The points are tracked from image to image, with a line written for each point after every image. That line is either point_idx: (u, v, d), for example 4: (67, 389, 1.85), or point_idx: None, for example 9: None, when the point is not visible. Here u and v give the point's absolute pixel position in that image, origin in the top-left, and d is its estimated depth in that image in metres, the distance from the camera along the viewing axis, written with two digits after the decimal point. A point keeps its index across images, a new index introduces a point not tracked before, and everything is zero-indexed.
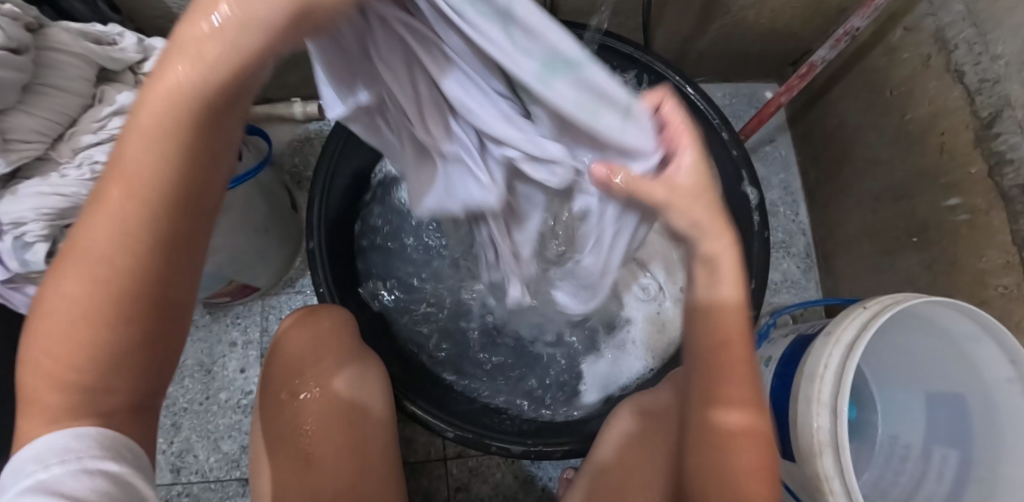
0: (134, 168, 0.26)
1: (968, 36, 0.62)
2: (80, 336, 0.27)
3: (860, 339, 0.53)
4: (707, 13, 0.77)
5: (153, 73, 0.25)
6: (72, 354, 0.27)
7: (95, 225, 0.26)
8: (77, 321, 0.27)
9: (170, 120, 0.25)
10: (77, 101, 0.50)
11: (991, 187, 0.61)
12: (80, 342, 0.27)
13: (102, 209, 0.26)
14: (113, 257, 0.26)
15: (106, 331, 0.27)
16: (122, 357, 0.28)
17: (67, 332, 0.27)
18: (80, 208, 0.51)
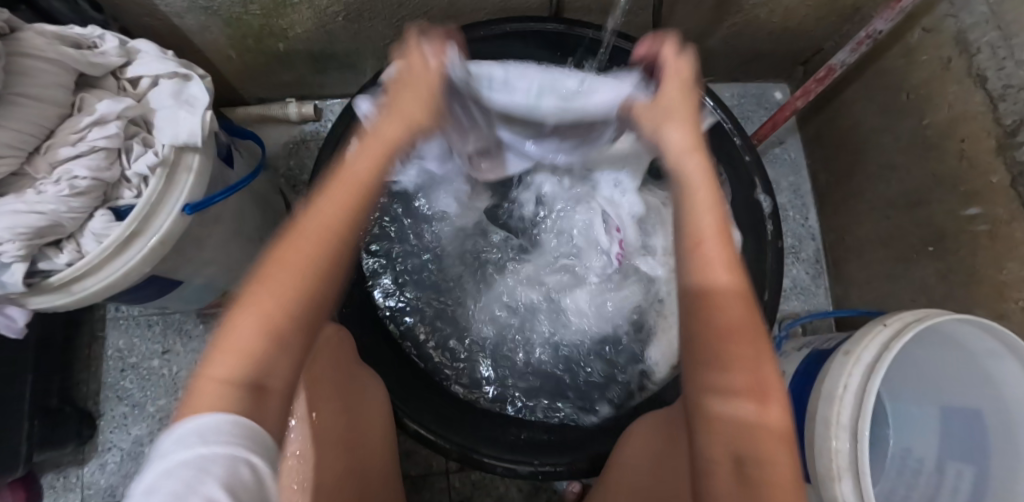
0: (326, 218, 0.33)
1: (991, 40, 0.60)
2: (276, 322, 0.31)
3: (882, 360, 0.51)
4: (718, 12, 0.74)
5: (360, 153, 0.36)
6: (260, 348, 0.31)
7: (303, 238, 0.33)
8: (273, 315, 0.31)
9: (358, 183, 0.35)
10: (53, 110, 0.47)
11: (1012, 197, 0.59)
12: (269, 329, 0.31)
13: (302, 228, 0.33)
14: (312, 261, 0.32)
15: (284, 329, 0.31)
16: (288, 358, 0.32)
17: (264, 317, 0.31)
18: (59, 226, 0.47)
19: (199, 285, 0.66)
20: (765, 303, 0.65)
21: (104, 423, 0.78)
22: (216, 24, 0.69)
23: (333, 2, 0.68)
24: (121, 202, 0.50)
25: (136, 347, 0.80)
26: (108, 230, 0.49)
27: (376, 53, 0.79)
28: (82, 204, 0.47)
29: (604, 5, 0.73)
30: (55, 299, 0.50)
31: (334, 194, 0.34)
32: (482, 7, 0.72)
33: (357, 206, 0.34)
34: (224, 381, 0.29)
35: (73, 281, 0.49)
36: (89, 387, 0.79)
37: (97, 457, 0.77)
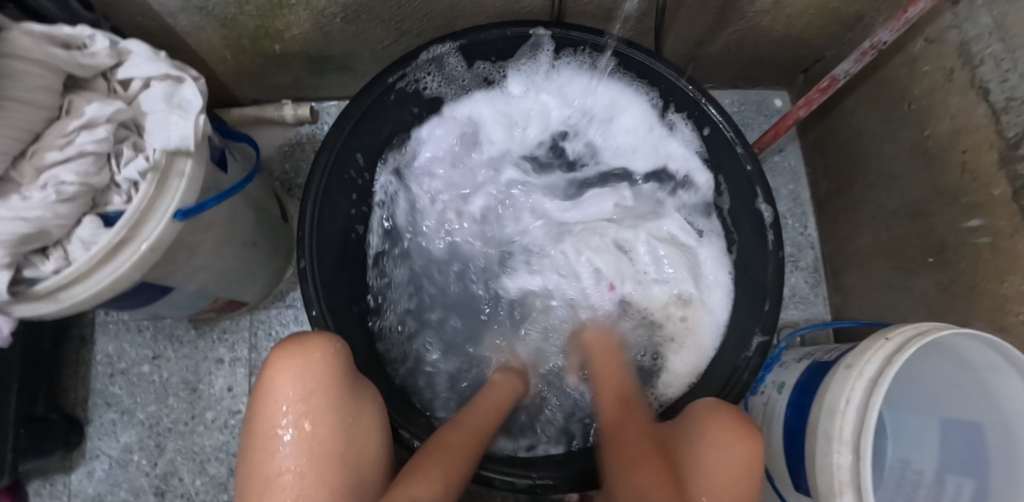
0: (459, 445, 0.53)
1: (995, 51, 0.59)
2: (446, 476, 0.48)
3: (884, 374, 0.50)
4: (721, 19, 0.74)
5: (486, 410, 0.61)
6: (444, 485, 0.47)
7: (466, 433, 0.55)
8: (450, 463, 0.50)
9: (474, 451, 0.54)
10: (40, 114, 0.46)
11: (1014, 211, 0.58)
12: (451, 476, 0.49)
13: (468, 427, 0.57)
14: (468, 456, 0.52)
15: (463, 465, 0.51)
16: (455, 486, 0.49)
17: (448, 465, 0.50)
18: (45, 232, 0.46)
19: (191, 291, 0.64)
20: (765, 313, 0.64)
21: (92, 429, 0.77)
22: (210, 25, 0.68)
23: (331, 4, 0.66)
24: (110, 208, 0.49)
25: (125, 352, 0.78)
26: (96, 237, 0.48)
27: (374, 55, 0.78)
28: (69, 210, 0.46)
29: (606, 11, 0.73)
30: (40, 307, 0.48)
31: (475, 413, 0.59)
32: (482, 10, 0.71)
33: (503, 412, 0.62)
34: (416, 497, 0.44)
35: (60, 289, 0.48)
36: (77, 393, 0.77)
37: (84, 464, 0.76)
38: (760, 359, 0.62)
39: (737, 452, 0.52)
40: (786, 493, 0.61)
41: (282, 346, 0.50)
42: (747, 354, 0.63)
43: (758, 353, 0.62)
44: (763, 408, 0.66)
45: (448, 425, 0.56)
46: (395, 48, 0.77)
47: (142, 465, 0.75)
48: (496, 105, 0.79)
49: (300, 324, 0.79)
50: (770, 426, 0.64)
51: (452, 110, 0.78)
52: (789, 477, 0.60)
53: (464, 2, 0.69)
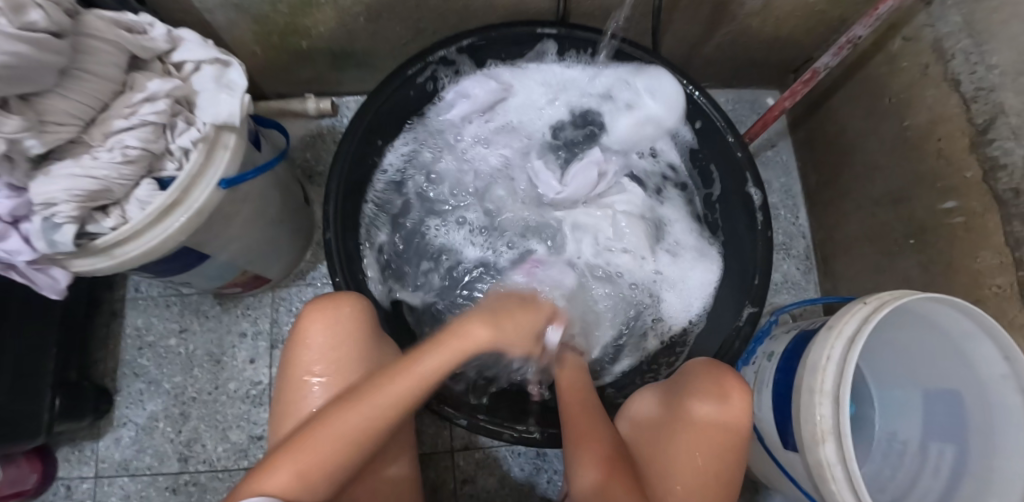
0: (389, 393, 0.46)
1: (965, 47, 0.65)
2: (311, 472, 0.41)
3: (861, 330, 0.55)
4: (714, 20, 0.80)
5: (435, 353, 0.49)
6: (308, 483, 0.41)
7: (382, 394, 0.46)
8: (337, 446, 0.43)
9: (425, 379, 0.48)
10: (109, 87, 0.51)
11: (985, 191, 0.63)
12: (336, 462, 0.43)
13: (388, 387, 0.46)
14: (371, 430, 0.45)
15: (348, 447, 0.43)
16: (337, 474, 0.43)
17: (331, 449, 0.43)
18: (109, 190, 0.51)
19: (223, 262, 0.70)
20: (755, 287, 0.69)
21: (121, 398, 0.81)
22: (245, 20, 0.74)
23: (357, 2, 0.73)
24: (165, 173, 0.55)
25: (153, 326, 0.83)
26: (152, 198, 0.53)
27: (393, 52, 0.84)
28: (131, 172, 0.52)
29: (608, 12, 0.79)
30: (98, 262, 0.54)
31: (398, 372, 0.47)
32: (494, 11, 0.78)
33: (445, 364, 0.49)
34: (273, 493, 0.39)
35: (116, 245, 0.53)
36: (107, 364, 0.82)
37: (112, 431, 0.80)
38: (751, 328, 0.67)
39: (732, 408, 0.56)
40: (776, 454, 0.65)
41: (310, 303, 0.55)
42: (739, 323, 0.68)
43: (749, 322, 0.67)
44: (754, 377, 0.71)
45: (371, 378, 0.48)
46: (412, 45, 0.84)
47: (167, 432, 0.80)
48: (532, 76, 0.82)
49: None
50: (760, 393, 0.68)
51: (496, 73, 0.80)
52: (778, 437, 0.63)
53: (478, 3, 0.76)
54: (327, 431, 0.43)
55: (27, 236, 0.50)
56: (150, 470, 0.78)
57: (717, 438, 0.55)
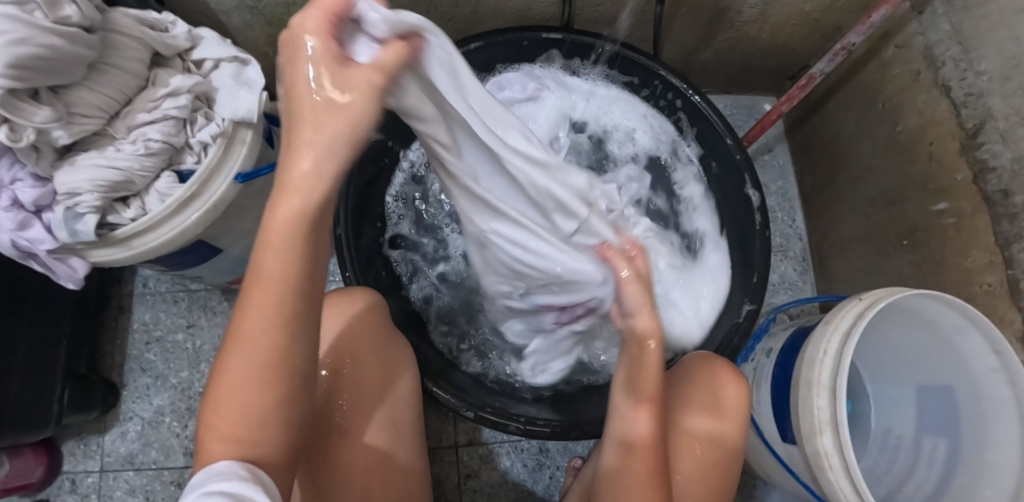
0: (266, 271, 0.34)
1: (954, 54, 0.68)
2: (245, 429, 0.36)
3: (857, 325, 0.57)
4: (713, 26, 0.82)
5: (279, 198, 0.33)
6: (244, 440, 0.36)
7: (246, 319, 0.35)
8: (251, 384, 0.36)
9: (296, 219, 0.33)
10: (133, 82, 0.54)
11: (975, 192, 0.66)
12: (254, 411, 0.36)
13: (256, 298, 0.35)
14: (270, 349, 0.35)
15: (267, 366, 0.36)
16: (271, 413, 0.37)
17: (243, 406, 0.36)
18: (130, 182, 0.53)
19: (234, 256, 0.71)
20: (754, 284, 0.71)
21: (127, 393, 0.82)
22: (259, 22, 0.76)
23: None
24: (184, 167, 0.57)
25: (161, 321, 0.84)
26: (171, 190, 0.55)
27: None
28: (153, 164, 0.54)
29: (611, 18, 0.81)
30: (115, 252, 0.55)
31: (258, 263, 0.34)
32: (501, 16, 0.80)
33: (307, 207, 0.33)
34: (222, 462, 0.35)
35: (134, 236, 0.55)
36: (114, 359, 0.83)
37: (118, 425, 0.81)
38: (750, 324, 0.69)
39: (734, 399, 0.58)
40: (774, 446, 0.66)
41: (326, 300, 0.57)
42: (739, 319, 0.70)
43: (748, 318, 0.69)
44: (752, 373, 0.72)
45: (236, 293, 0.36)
46: None
47: (173, 426, 0.80)
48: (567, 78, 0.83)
49: None
50: (758, 389, 0.70)
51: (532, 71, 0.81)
52: (776, 430, 0.65)
53: (486, 7, 0.78)
54: (225, 385, 0.36)
55: (49, 225, 0.52)
56: (155, 464, 0.79)
57: (720, 428, 0.57)
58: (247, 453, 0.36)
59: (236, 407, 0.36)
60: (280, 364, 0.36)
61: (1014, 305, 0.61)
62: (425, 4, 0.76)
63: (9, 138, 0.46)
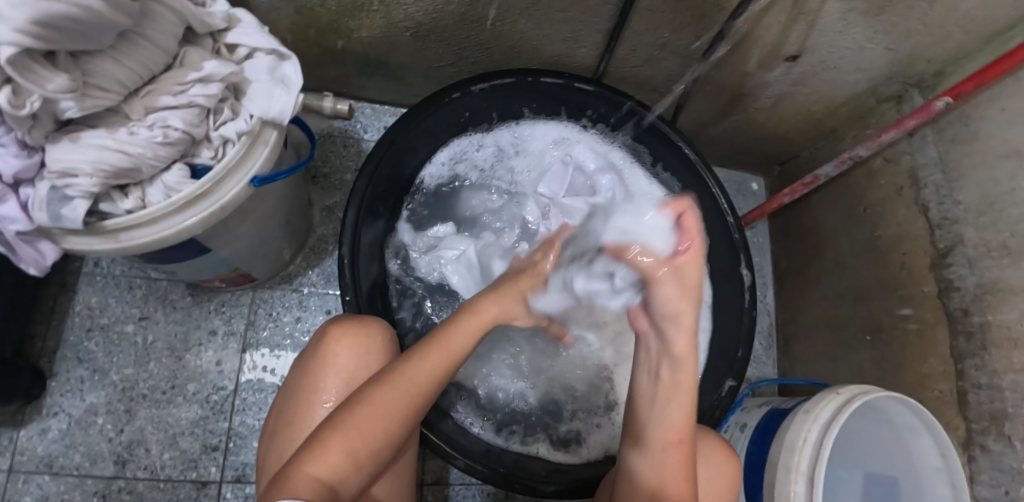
0: (478, 319, 0.53)
1: (936, 180, 0.75)
2: (356, 452, 0.44)
3: (836, 419, 0.62)
4: (730, 106, 0.89)
5: (460, 325, 0.52)
6: (352, 466, 0.44)
7: (421, 369, 0.48)
8: (389, 425, 0.46)
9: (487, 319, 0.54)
10: (160, 57, 0.47)
11: (938, 306, 0.73)
12: (373, 444, 0.45)
13: (437, 351, 0.50)
14: (430, 379, 0.48)
15: (403, 416, 0.47)
16: (379, 464, 0.46)
17: (370, 441, 0.45)
18: (137, 170, 0.47)
19: (222, 257, 0.65)
20: (738, 359, 0.75)
21: (55, 384, 0.72)
22: (286, 8, 0.70)
23: (409, 18, 0.72)
24: (199, 161, 0.51)
25: (110, 308, 0.75)
26: (180, 185, 0.49)
27: (427, 72, 0.84)
28: (167, 154, 0.48)
29: (642, 80, 0.85)
30: (94, 243, 0.48)
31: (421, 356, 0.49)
32: (537, 56, 0.81)
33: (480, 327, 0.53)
34: (315, 483, 0.41)
35: (124, 229, 0.48)
36: (46, 343, 0.73)
37: (39, 421, 0.70)
38: (729, 399, 0.74)
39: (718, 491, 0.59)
40: None
41: (337, 323, 0.54)
42: (720, 394, 0.74)
43: (728, 394, 0.74)
44: None
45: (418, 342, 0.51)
46: (447, 70, 0.84)
47: (106, 429, 0.71)
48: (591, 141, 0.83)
49: (303, 309, 0.79)
50: None
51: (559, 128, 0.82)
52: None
53: (525, 45, 0.78)
54: (370, 413, 0.45)
55: (26, 205, 0.46)
56: (77, 471, 0.70)
57: None
58: (337, 487, 0.42)
59: (364, 436, 0.44)
60: (424, 405, 0.48)
61: (962, 415, 0.69)
62: (468, 28, 0.74)
63: (9, 102, 0.39)
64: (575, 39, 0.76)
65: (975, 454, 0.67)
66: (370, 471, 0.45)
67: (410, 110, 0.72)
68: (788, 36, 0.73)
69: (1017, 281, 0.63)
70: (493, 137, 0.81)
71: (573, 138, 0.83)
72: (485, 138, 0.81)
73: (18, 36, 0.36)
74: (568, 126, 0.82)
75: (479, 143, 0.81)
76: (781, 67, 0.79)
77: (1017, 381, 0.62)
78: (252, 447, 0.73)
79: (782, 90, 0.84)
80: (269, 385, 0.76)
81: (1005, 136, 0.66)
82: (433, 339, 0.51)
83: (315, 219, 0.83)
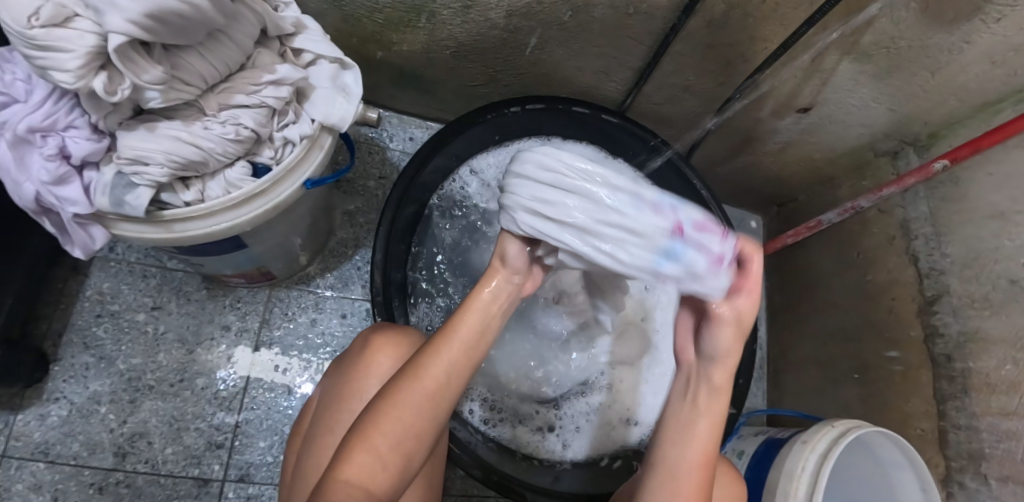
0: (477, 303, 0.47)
1: (926, 232, 0.81)
2: (384, 454, 0.41)
3: (832, 449, 0.66)
4: (739, 148, 0.96)
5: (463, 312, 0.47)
6: (383, 468, 0.41)
7: (434, 364, 0.44)
8: (413, 424, 0.42)
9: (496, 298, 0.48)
10: (239, 55, 0.48)
11: (924, 350, 0.79)
12: (401, 443, 0.42)
13: (452, 343, 0.45)
14: (454, 370, 0.45)
15: (426, 412, 0.43)
16: (411, 464, 0.43)
17: (394, 438, 0.42)
18: (204, 163, 0.48)
19: (253, 253, 0.65)
20: (738, 387, 0.79)
21: (58, 369, 0.70)
22: (334, 15, 0.71)
23: (451, 37, 0.74)
24: (260, 160, 0.52)
25: (122, 294, 0.74)
26: (241, 183, 0.50)
27: (459, 89, 0.86)
28: (235, 151, 0.49)
29: (662, 116, 0.90)
30: (144, 230, 0.48)
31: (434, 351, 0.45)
32: (568, 84, 0.85)
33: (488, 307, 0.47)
34: (348, 489, 0.39)
35: (179, 220, 0.49)
36: (52, 325, 0.71)
37: (38, 406, 0.69)
38: (729, 425, 0.77)
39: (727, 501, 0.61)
40: None
41: (377, 332, 0.55)
42: (721, 420, 0.77)
43: (728, 421, 0.77)
44: None
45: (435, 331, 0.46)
46: (479, 89, 0.86)
47: (108, 419, 0.70)
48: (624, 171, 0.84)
49: (318, 311, 0.79)
50: None
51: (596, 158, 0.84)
52: None
53: (558, 73, 0.82)
54: (392, 411, 0.42)
55: (86, 188, 0.46)
56: (74, 461, 0.68)
57: None
58: (373, 490, 0.40)
59: (387, 436, 0.41)
60: (449, 398, 0.44)
61: (942, 453, 0.74)
62: (507, 52, 0.77)
63: (104, 88, 0.40)
64: (607, 73, 0.81)
65: (953, 490, 0.71)
66: (404, 471, 0.42)
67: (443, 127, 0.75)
68: (802, 90, 0.79)
69: (997, 332, 0.69)
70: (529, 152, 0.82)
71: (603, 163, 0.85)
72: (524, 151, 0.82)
73: (130, 27, 0.37)
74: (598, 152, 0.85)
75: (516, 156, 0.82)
76: (792, 117, 0.85)
77: (993, 424, 0.67)
78: (257, 446, 0.72)
79: (790, 137, 0.90)
80: (280, 385, 0.75)
81: (991, 198, 0.72)
82: (448, 330, 0.46)
83: (338, 222, 0.84)
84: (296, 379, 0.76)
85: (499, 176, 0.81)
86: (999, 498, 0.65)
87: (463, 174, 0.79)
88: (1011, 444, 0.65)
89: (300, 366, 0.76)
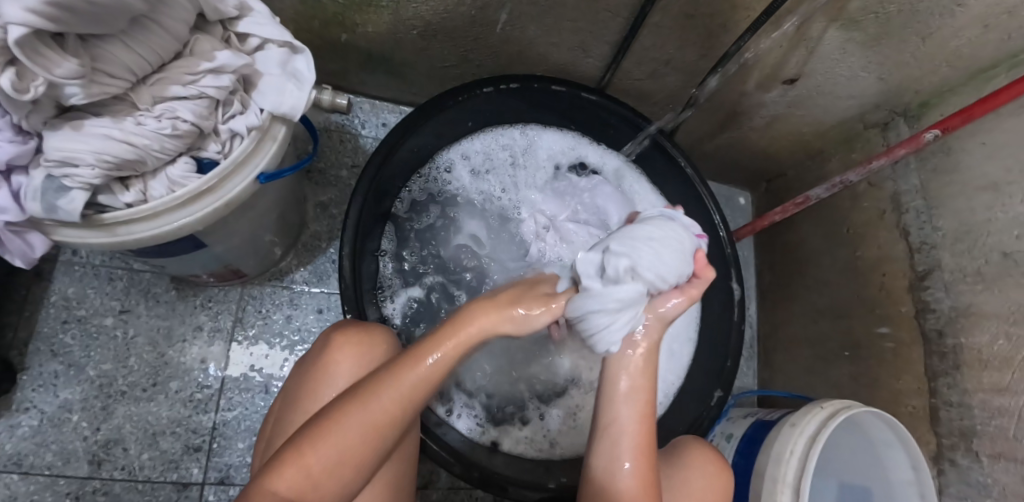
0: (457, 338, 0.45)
1: (918, 205, 0.78)
2: (322, 470, 0.40)
3: (821, 432, 0.64)
4: (725, 122, 0.92)
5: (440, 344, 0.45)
6: (315, 485, 0.40)
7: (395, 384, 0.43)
8: (354, 447, 0.41)
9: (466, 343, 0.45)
10: (172, 44, 0.45)
11: (914, 326, 0.77)
12: (342, 461, 0.41)
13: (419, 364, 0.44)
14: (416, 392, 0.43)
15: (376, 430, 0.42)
16: (354, 478, 0.42)
17: (335, 457, 0.40)
18: (142, 162, 0.45)
19: (216, 252, 0.63)
20: (726, 369, 0.76)
21: (26, 378, 0.68)
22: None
23: (417, 16, 0.71)
24: (206, 155, 0.49)
25: (88, 299, 0.72)
26: (186, 180, 0.48)
27: (430, 71, 0.83)
28: (174, 146, 0.46)
29: (643, 92, 0.86)
30: (85, 235, 0.46)
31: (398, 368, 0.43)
32: (543, 62, 0.81)
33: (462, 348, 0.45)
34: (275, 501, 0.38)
35: (122, 223, 0.46)
36: (16, 334, 0.69)
37: (8, 417, 0.67)
38: (718, 410, 0.75)
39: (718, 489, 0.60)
40: None
41: (340, 331, 0.53)
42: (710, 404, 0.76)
43: (717, 405, 0.75)
44: None
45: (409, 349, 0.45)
46: (452, 71, 0.83)
47: (80, 427, 0.68)
48: (597, 158, 0.84)
49: (294, 307, 0.77)
50: None
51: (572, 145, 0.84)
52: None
53: (532, 50, 0.78)
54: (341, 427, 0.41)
55: (16, 195, 0.44)
56: (49, 471, 0.66)
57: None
58: None
59: (329, 451, 0.40)
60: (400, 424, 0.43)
61: (932, 431, 0.73)
62: (476, 30, 0.74)
63: (13, 86, 0.38)
64: (583, 49, 0.77)
65: (944, 468, 0.70)
66: (340, 489, 0.41)
67: (413, 111, 0.70)
68: (788, 60, 0.75)
69: (990, 306, 0.66)
70: (505, 140, 0.81)
71: (579, 147, 0.84)
72: (501, 139, 0.81)
73: (29, 17, 0.35)
74: (574, 135, 0.83)
75: (492, 144, 0.81)
76: (778, 89, 0.81)
77: (985, 400, 0.65)
78: (237, 448, 0.71)
79: (776, 111, 0.86)
80: (257, 384, 0.73)
81: (984, 169, 0.69)
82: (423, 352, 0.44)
83: (310, 215, 0.82)
84: (274, 377, 0.74)
85: (484, 162, 0.81)
86: (991, 476, 0.64)
87: (449, 155, 0.79)
88: (1003, 420, 0.63)
89: (275, 366, 0.75)
